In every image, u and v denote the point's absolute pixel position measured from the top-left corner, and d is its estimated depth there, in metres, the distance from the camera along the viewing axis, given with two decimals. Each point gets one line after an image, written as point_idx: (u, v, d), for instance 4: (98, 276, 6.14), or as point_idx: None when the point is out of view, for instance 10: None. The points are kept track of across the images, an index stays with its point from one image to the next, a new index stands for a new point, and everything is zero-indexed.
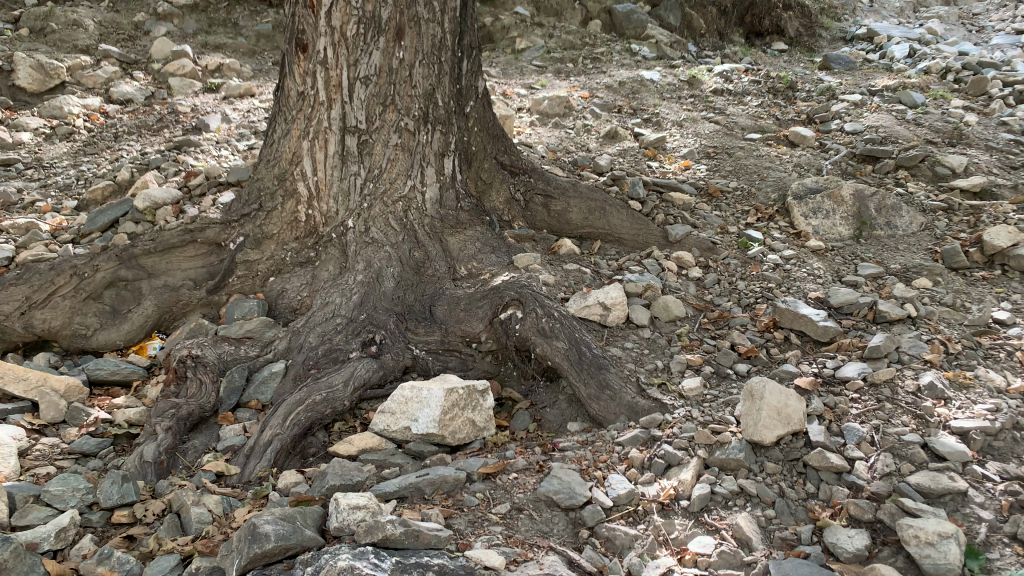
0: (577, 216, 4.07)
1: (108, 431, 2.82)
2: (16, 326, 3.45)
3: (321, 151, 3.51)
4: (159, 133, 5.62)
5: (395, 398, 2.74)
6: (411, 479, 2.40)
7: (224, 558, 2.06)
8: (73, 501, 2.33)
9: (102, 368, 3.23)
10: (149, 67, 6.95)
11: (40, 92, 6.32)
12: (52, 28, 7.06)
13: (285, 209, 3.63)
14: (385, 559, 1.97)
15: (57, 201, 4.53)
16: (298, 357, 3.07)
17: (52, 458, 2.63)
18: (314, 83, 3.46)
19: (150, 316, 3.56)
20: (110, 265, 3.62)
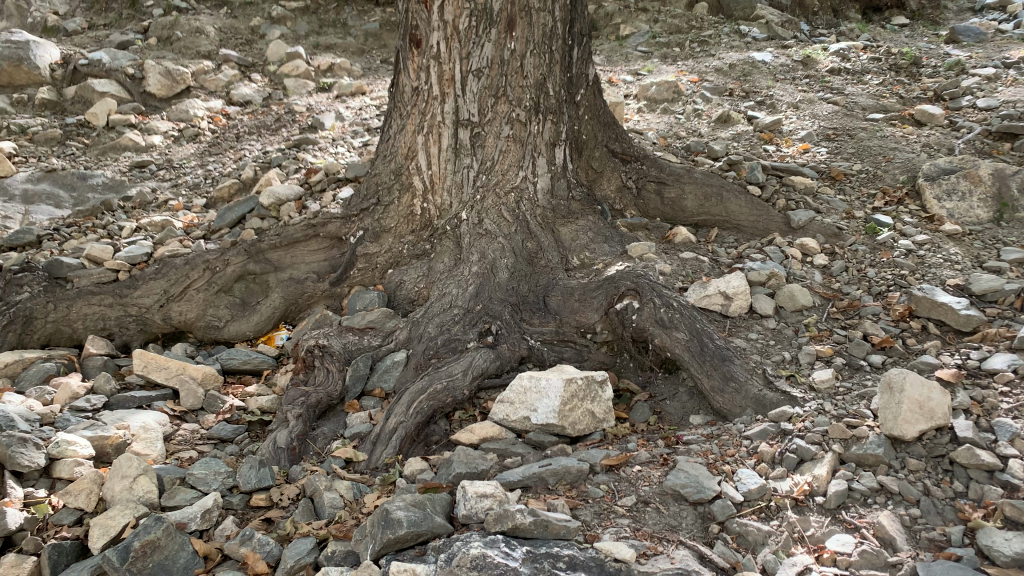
0: (692, 203, 3.96)
1: (243, 418, 2.95)
2: (156, 318, 3.66)
3: (434, 144, 3.55)
4: (278, 133, 5.83)
5: (514, 388, 2.74)
6: (534, 469, 2.39)
7: (358, 542, 2.11)
8: (215, 484, 2.45)
9: (235, 358, 3.38)
10: (266, 69, 7.24)
11: (168, 97, 6.67)
12: (177, 36, 7.44)
13: (400, 202, 3.70)
14: (516, 549, 1.97)
15: (188, 199, 4.76)
16: (418, 346, 3.12)
17: (194, 443, 2.77)
18: (428, 78, 3.50)
19: (277, 308, 3.71)
20: (240, 259, 3.77)
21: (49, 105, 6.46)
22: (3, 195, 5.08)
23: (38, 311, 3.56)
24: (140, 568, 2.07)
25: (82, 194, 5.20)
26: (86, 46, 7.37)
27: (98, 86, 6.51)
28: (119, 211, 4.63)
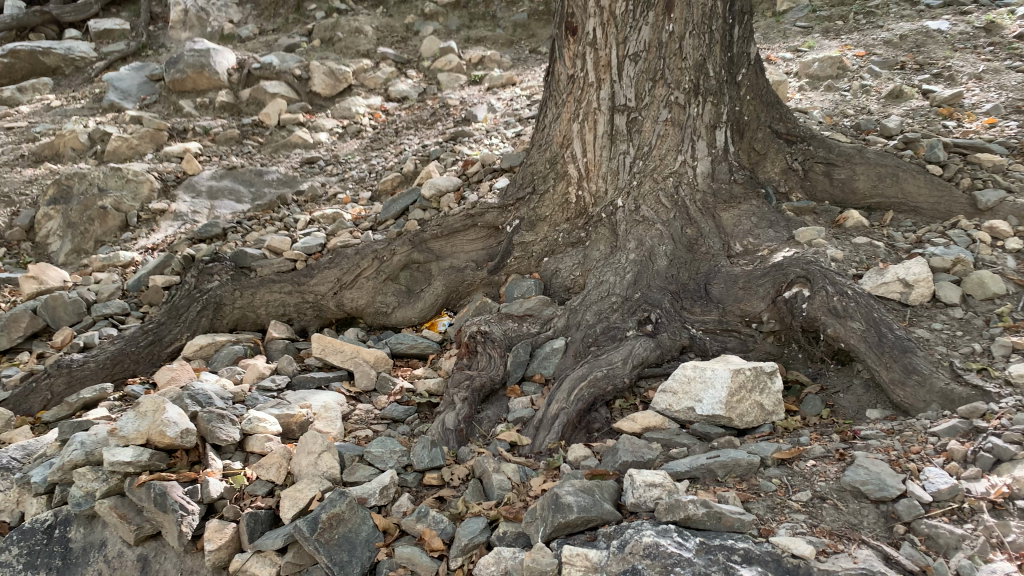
0: (865, 184, 3.75)
1: (412, 400, 3.08)
2: (331, 304, 3.89)
3: (590, 131, 3.55)
4: (433, 126, 6.00)
5: (678, 378, 2.70)
6: (702, 460, 2.34)
7: (529, 525, 2.14)
8: (391, 462, 2.56)
9: (402, 343, 3.54)
10: (420, 65, 7.48)
11: (332, 95, 7.04)
12: (338, 37, 7.84)
13: (556, 191, 3.70)
14: (689, 539, 1.95)
15: (354, 192, 5.01)
16: (577, 334, 3.12)
17: (369, 422, 2.92)
18: (584, 65, 3.49)
19: (440, 296, 3.83)
20: (405, 249, 3.91)
21: (228, 107, 6.97)
22: (192, 191, 5.53)
23: (227, 298, 3.88)
24: (327, 538, 2.20)
25: (259, 189, 5.60)
26: (259, 51, 7.91)
27: (270, 88, 6.96)
28: (294, 204, 4.95)
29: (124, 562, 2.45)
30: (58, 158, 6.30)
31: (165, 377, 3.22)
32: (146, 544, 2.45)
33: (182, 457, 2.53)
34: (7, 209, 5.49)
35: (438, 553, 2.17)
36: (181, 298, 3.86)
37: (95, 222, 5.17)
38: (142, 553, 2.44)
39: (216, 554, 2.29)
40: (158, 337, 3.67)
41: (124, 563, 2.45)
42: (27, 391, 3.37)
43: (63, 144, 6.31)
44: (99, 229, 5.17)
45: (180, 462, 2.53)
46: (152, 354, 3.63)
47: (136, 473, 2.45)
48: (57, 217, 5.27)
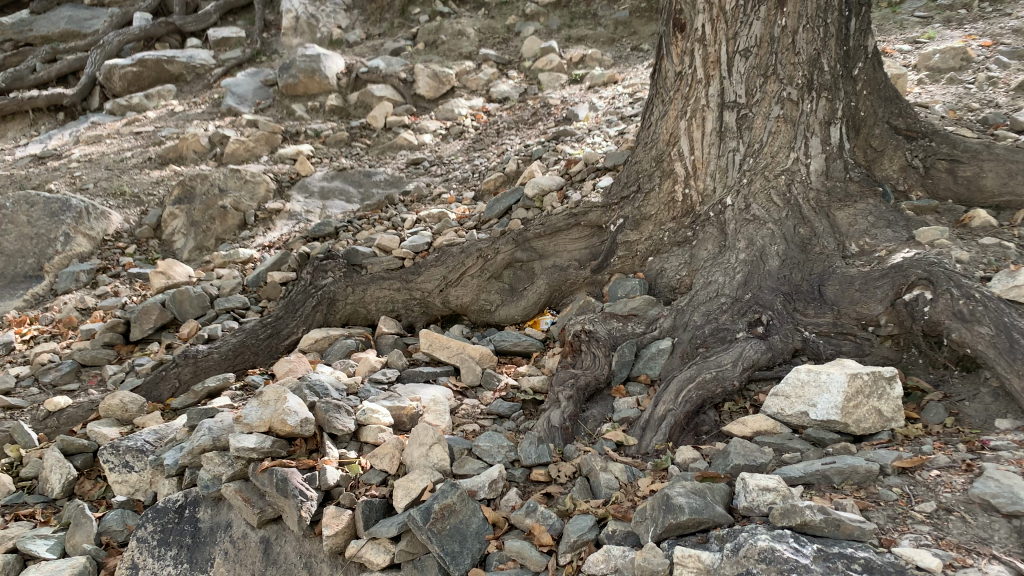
0: (993, 182, 3.54)
1: (517, 396, 3.08)
2: (437, 301, 3.96)
3: (698, 129, 3.49)
4: (535, 126, 6.01)
5: (791, 382, 2.64)
6: (817, 466, 2.29)
7: (638, 524, 2.14)
8: (499, 457, 2.60)
9: (506, 340, 3.58)
10: (521, 65, 7.53)
11: (435, 98, 7.19)
12: (442, 40, 8.00)
13: (662, 189, 3.65)
14: (806, 545, 1.90)
15: (458, 191, 5.10)
16: (684, 335, 3.08)
17: (476, 417, 2.97)
18: (692, 62, 3.46)
19: (543, 293, 3.84)
20: (508, 247, 3.94)
21: (337, 110, 7.23)
22: (305, 192, 5.79)
23: (339, 294, 4.01)
24: (439, 528, 2.25)
25: (368, 189, 5.77)
26: (366, 55, 8.16)
27: (377, 91, 7.17)
28: (400, 204, 5.08)
29: (248, 543, 2.58)
30: (181, 161, 6.66)
31: (283, 368, 3.38)
32: (268, 527, 2.57)
33: (302, 445, 2.65)
34: (137, 208, 5.86)
35: (546, 548, 2.20)
36: (298, 294, 4.05)
37: (216, 221, 5.44)
38: (264, 535, 2.56)
39: (333, 539, 2.38)
40: (276, 330, 3.86)
41: (248, 543, 2.58)
42: (158, 378, 3.61)
43: (186, 147, 6.66)
44: (219, 228, 5.45)
45: (298, 449, 2.64)
46: (270, 346, 3.81)
47: (259, 459, 2.57)
48: (182, 216, 5.53)
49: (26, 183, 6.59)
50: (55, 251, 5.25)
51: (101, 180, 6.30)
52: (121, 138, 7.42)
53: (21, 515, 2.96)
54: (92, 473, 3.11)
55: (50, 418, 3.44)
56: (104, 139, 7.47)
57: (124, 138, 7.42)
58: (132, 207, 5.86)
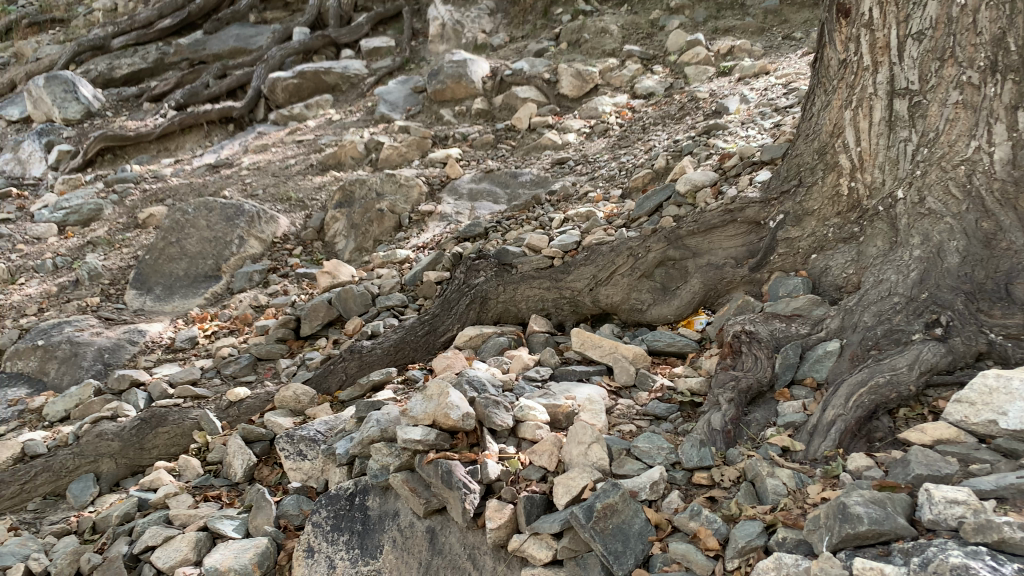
0: None
1: (674, 398, 3.04)
2: (587, 301, 3.95)
3: (865, 118, 3.29)
4: (682, 121, 5.84)
5: (975, 388, 2.45)
6: (1011, 479, 2.11)
7: (812, 533, 2.06)
8: (659, 458, 2.57)
9: (660, 340, 3.53)
10: (666, 60, 7.37)
11: (579, 96, 7.19)
12: (585, 39, 8.02)
13: (826, 182, 3.48)
14: (1005, 565, 1.75)
15: (605, 189, 5.05)
16: (853, 337, 2.93)
17: (632, 417, 2.94)
18: (858, 48, 3.27)
19: (697, 293, 3.76)
20: (660, 245, 3.88)
21: (483, 114, 7.39)
22: (455, 195, 5.95)
23: (491, 292, 4.08)
24: (602, 528, 2.24)
25: (515, 190, 5.79)
26: (510, 58, 8.32)
27: (522, 93, 7.29)
28: (547, 204, 5.11)
29: (415, 532, 2.67)
30: (340, 167, 7.04)
31: (442, 364, 3.50)
32: (434, 517, 2.66)
33: (463, 439, 2.74)
34: (302, 212, 6.27)
35: (712, 552, 2.15)
36: (452, 291, 4.16)
37: (374, 223, 5.69)
38: (429, 525, 2.65)
39: (496, 532, 2.43)
40: (433, 327, 3.99)
41: (414, 533, 2.67)
42: (327, 372, 3.85)
43: (344, 153, 7.03)
44: (377, 230, 5.69)
45: (461, 443, 2.73)
46: (428, 343, 3.95)
47: (425, 450, 2.66)
48: (343, 219, 5.88)
49: (203, 190, 7.16)
50: (231, 253, 5.68)
51: (269, 186, 6.78)
52: (285, 147, 7.91)
53: (209, 496, 3.20)
54: (270, 460, 3.33)
55: (232, 408, 3.70)
56: (269, 147, 8.00)
57: (287, 147, 7.90)
58: (297, 212, 6.27)
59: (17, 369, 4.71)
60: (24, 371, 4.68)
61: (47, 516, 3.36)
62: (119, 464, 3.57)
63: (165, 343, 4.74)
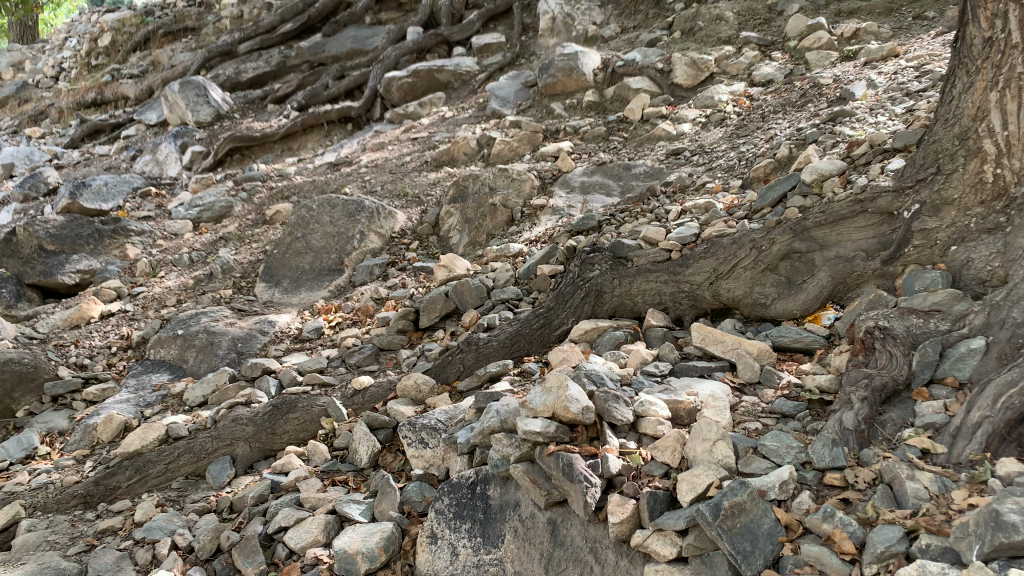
0: None
1: (802, 395, 2.93)
2: (707, 295, 3.87)
3: (1013, 100, 3.05)
4: (804, 108, 5.60)
5: None
6: None
7: (959, 540, 1.94)
8: (788, 457, 2.49)
9: (786, 336, 3.42)
10: (785, 46, 7.08)
11: (694, 86, 7.02)
12: (699, 26, 7.84)
13: (967, 170, 3.24)
14: None
15: (724, 180, 4.91)
16: (1001, 334, 2.71)
17: (757, 415, 2.86)
18: (1006, 25, 3.01)
19: (825, 288, 3.63)
20: (785, 238, 3.74)
21: (594, 106, 7.35)
22: (567, 187, 5.87)
23: (607, 286, 4.04)
24: (731, 526, 2.20)
25: (628, 182, 5.66)
26: (622, 49, 8.23)
27: (634, 84, 7.20)
28: (663, 195, 5.02)
29: (536, 523, 2.68)
30: (453, 163, 7.16)
31: (558, 357, 3.50)
32: (555, 509, 2.66)
33: (582, 432, 2.72)
34: (418, 207, 6.43)
35: (849, 556, 2.07)
36: (567, 285, 4.14)
37: (488, 218, 5.75)
38: (551, 517, 2.65)
39: (618, 527, 2.41)
40: (549, 321, 3.98)
41: (536, 524, 2.68)
42: (445, 362, 3.93)
43: (458, 150, 7.15)
44: (490, 224, 5.74)
45: (580, 436, 2.71)
46: (543, 336, 3.95)
47: (545, 442, 2.67)
48: (457, 214, 5.98)
49: (325, 188, 7.44)
50: (353, 247, 5.88)
51: (387, 183, 6.98)
52: (400, 144, 8.11)
53: (337, 480, 3.33)
54: (393, 447, 3.44)
55: (357, 396, 3.86)
56: (386, 145, 8.22)
57: (403, 144, 8.11)
58: (413, 207, 6.43)
59: (160, 356, 5.04)
60: (166, 358, 5.00)
61: (189, 495, 3.57)
62: (253, 448, 3.76)
63: (293, 333, 4.96)
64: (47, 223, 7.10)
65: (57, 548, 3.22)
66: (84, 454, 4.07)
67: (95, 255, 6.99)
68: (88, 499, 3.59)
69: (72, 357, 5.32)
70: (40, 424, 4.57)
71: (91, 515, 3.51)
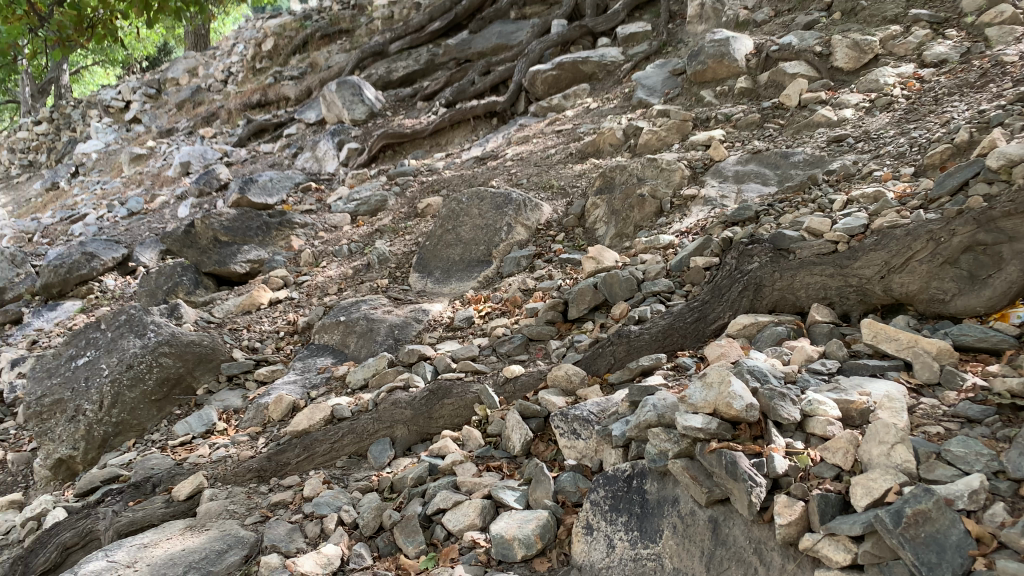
0: None
1: (990, 399, 2.68)
2: (877, 289, 3.65)
3: None
4: (985, 89, 5.12)
5: None
6: None
7: None
8: (978, 466, 2.29)
9: (968, 335, 3.17)
10: (961, 22, 6.46)
11: (856, 69, 6.61)
12: (862, 6, 7.39)
13: None
14: None
15: (893, 168, 4.60)
16: None
17: (938, 419, 2.65)
18: None
19: (1014, 283, 3.27)
20: (968, 228, 3.44)
21: (746, 93, 7.08)
22: (719, 177, 5.68)
23: (766, 279, 3.88)
24: (913, 535, 2.06)
25: (786, 171, 5.42)
26: (776, 33, 7.88)
27: (790, 68, 6.87)
28: (825, 184, 4.77)
29: (696, 521, 2.60)
30: (599, 154, 7.14)
31: (715, 353, 3.40)
32: (716, 507, 2.58)
33: (746, 430, 2.63)
34: (565, 199, 6.46)
35: None
36: (724, 278, 4.03)
37: (635, 209, 5.67)
38: (711, 514, 2.57)
39: (787, 529, 2.31)
40: (703, 315, 3.89)
41: (696, 522, 2.61)
42: (596, 354, 3.91)
43: (604, 141, 7.12)
44: (637, 215, 5.64)
45: (743, 434, 2.62)
46: (698, 330, 3.85)
47: (706, 439, 2.60)
48: (604, 205, 5.96)
49: (473, 181, 7.60)
50: (500, 239, 5.95)
51: (533, 176, 7.06)
52: (545, 137, 8.15)
53: (491, 466, 3.39)
54: (545, 436, 3.45)
55: (508, 384, 3.92)
56: (531, 139, 8.29)
57: (548, 137, 8.14)
58: (559, 199, 6.48)
59: (324, 341, 5.34)
60: (329, 343, 5.30)
61: (352, 473, 3.74)
62: (411, 431, 3.90)
63: (445, 322, 5.10)
64: (222, 216, 7.63)
65: (237, 517, 3.48)
66: (257, 431, 4.37)
67: (264, 246, 7.47)
68: (262, 473, 3.86)
69: (244, 340, 5.72)
70: (218, 402, 4.96)
71: (264, 489, 3.75)
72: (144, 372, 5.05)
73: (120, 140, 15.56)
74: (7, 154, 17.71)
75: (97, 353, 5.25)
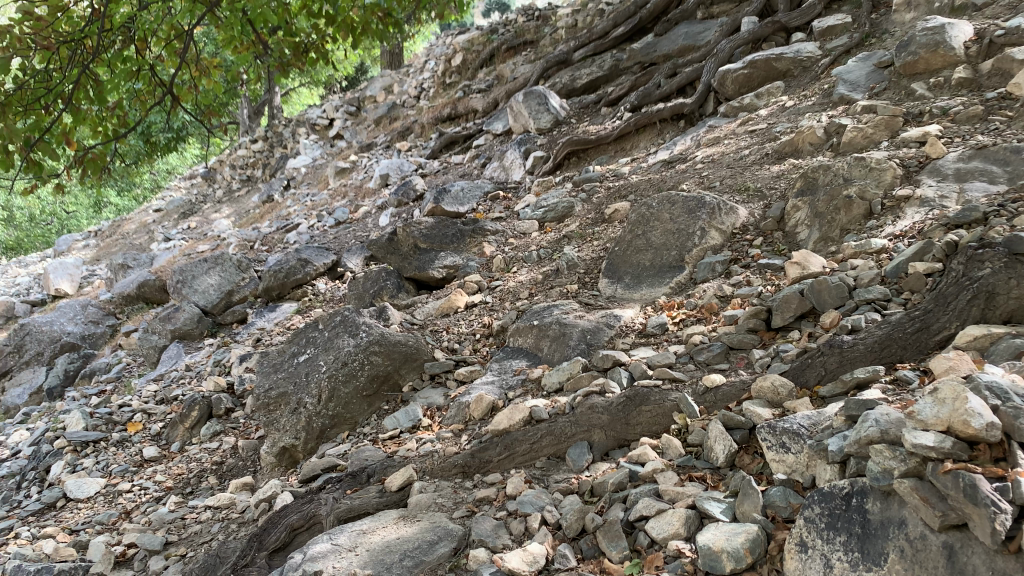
0: None
1: None
2: None
3: None
4: None
5: None
6: None
7: None
8: None
9: None
10: None
11: None
12: None
13: None
14: None
15: None
16: None
17: None
18: None
19: None
20: None
21: (965, 83, 6.48)
22: (937, 175, 5.21)
23: (1000, 287, 3.51)
24: None
25: (1017, 167, 4.89)
26: (1000, 15, 7.15)
27: (1019, 53, 6.19)
28: None
29: (928, 546, 2.41)
30: (797, 154, 6.82)
31: (942, 366, 3.15)
32: (951, 533, 2.37)
33: (985, 451, 2.41)
34: (761, 202, 6.24)
35: None
36: (949, 286, 3.72)
37: (841, 211, 5.37)
38: (946, 540, 2.37)
39: None
40: (926, 324, 3.61)
41: (928, 547, 2.41)
42: (805, 365, 3.76)
43: (802, 140, 6.80)
44: (844, 218, 5.34)
45: (982, 455, 2.39)
46: (920, 341, 3.56)
47: (938, 459, 2.42)
48: (806, 208, 5.70)
49: (662, 185, 7.52)
50: (693, 244, 5.83)
51: (726, 178, 6.89)
52: (737, 138, 7.90)
53: (694, 476, 3.33)
54: (751, 449, 3.35)
55: (709, 393, 3.84)
56: (722, 140, 8.07)
57: (741, 138, 7.89)
58: (755, 202, 6.28)
59: (519, 344, 5.50)
60: (524, 346, 5.45)
61: (552, 474, 3.82)
62: (608, 436, 3.91)
63: (638, 327, 5.08)
64: (420, 224, 8.14)
65: (445, 510, 3.67)
66: (459, 428, 4.57)
67: (458, 252, 7.81)
68: (467, 469, 4.05)
69: (445, 341, 6.02)
70: (422, 399, 5.24)
71: (469, 484, 3.93)
72: (357, 369, 5.41)
73: (325, 155, 16.82)
74: (230, 170, 19.65)
75: (316, 351, 5.72)
